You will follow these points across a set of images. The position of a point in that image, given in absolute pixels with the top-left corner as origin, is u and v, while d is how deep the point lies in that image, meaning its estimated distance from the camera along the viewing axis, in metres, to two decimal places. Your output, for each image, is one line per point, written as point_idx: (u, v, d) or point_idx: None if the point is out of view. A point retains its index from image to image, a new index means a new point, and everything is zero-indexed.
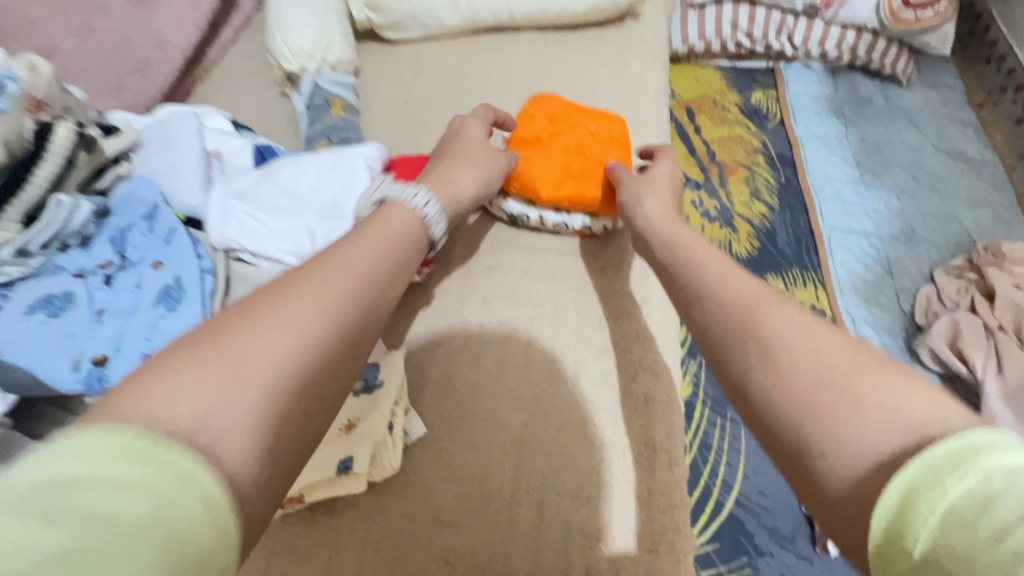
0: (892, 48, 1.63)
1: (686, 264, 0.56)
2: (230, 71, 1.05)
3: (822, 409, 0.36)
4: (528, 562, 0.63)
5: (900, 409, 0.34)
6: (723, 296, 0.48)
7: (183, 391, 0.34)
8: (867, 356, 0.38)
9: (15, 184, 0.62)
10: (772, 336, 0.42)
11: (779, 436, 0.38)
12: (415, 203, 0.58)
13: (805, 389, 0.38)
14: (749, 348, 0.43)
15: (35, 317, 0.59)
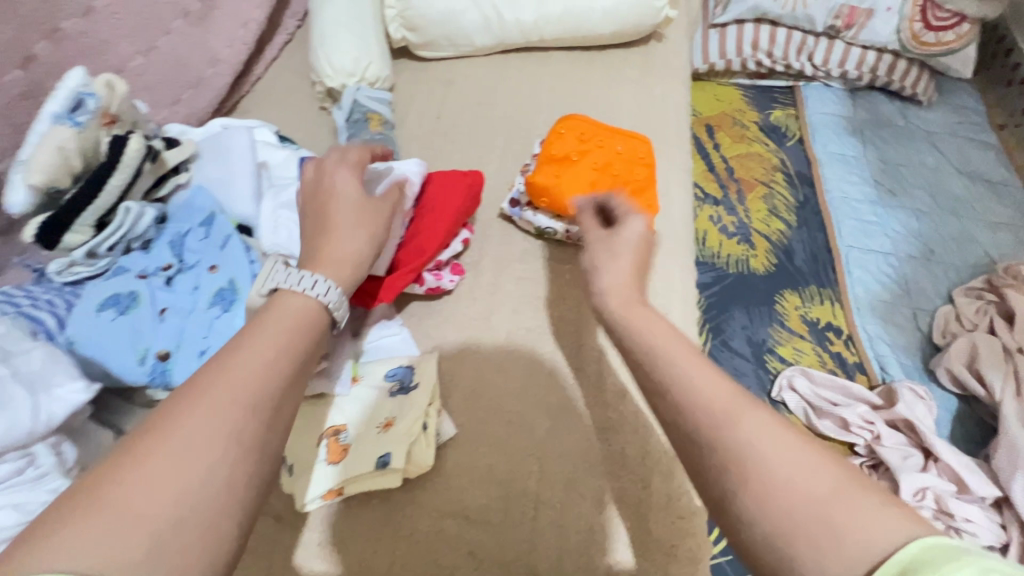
0: (913, 68, 1.66)
1: (638, 344, 0.48)
2: (273, 85, 1.11)
3: (797, 545, 0.34)
4: (552, 559, 0.67)
5: (880, 547, 0.32)
6: (683, 397, 0.42)
7: (100, 529, 0.33)
8: (844, 482, 0.35)
9: (91, 193, 0.67)
10: (745, 458, 0.37)
11: (759, 574, 0.35)
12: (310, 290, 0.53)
13: (785, 530, 0.34)
14: (721, 472, 0.38)
15: (106, 314, 0.64)
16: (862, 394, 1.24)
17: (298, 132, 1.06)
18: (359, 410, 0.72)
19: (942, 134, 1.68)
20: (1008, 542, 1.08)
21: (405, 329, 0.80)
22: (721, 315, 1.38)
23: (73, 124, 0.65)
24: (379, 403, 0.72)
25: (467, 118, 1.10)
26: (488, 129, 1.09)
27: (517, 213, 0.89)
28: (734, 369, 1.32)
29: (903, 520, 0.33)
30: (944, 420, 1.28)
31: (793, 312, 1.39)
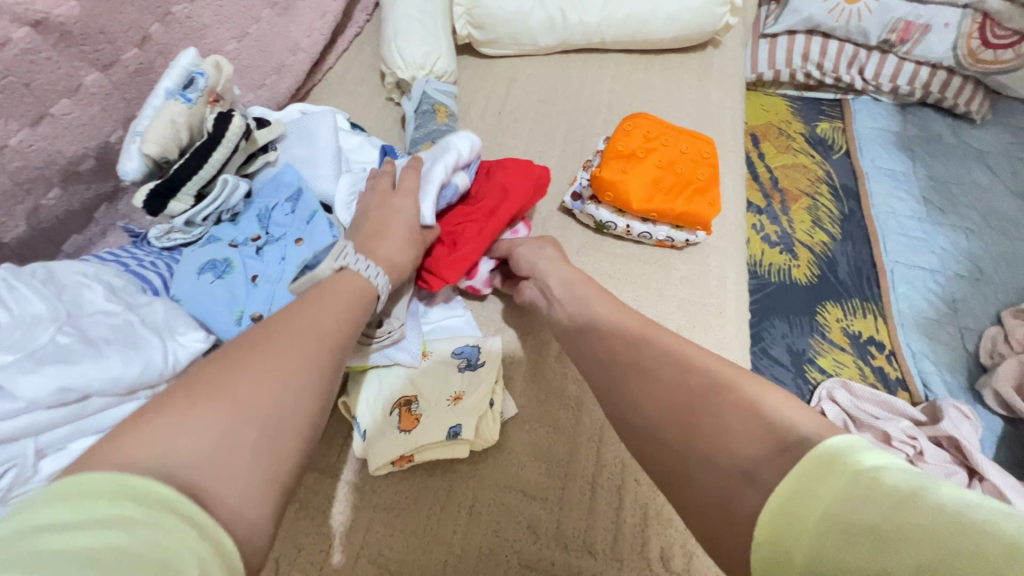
0: (967, 86, 1.64)
1: (584, 305, 0.68)
2: (344, 76, 1.16)
3: (699, 420, 0.50)
4: (608, 539, 0.69)
5: (762, 428, 0.47)
6: (614, 328, 0.63)
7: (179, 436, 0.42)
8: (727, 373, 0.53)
9: (197, 164, 0.71)
10: (650, 366, 0.57)
11: (660, 446, 0.53)
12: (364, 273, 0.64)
13: (685, 407, 0.52)
14: (635, 374, 0.57)
15: (205, 277, 0.69)
16: (903, 408, 1.23)
17: (365, 119, 1.11)
18: (428, 383, 0.74)
19: (995, 154, 1.65)
20: None
21: (468, 312, 0.83)
22: (762, 322, 1.39)
23: (184, 100, 0.70)
24: (445, 375, 0.75)
25: (529, 115, 1.14)
26: (548, 125, 1.12)
27: (579, 206, 0.92)
28: (774, 376, 1.32)
29: (776, 404, 0.49)
30: (989, 441, 1.26)
31: (835, 324, 1.39)
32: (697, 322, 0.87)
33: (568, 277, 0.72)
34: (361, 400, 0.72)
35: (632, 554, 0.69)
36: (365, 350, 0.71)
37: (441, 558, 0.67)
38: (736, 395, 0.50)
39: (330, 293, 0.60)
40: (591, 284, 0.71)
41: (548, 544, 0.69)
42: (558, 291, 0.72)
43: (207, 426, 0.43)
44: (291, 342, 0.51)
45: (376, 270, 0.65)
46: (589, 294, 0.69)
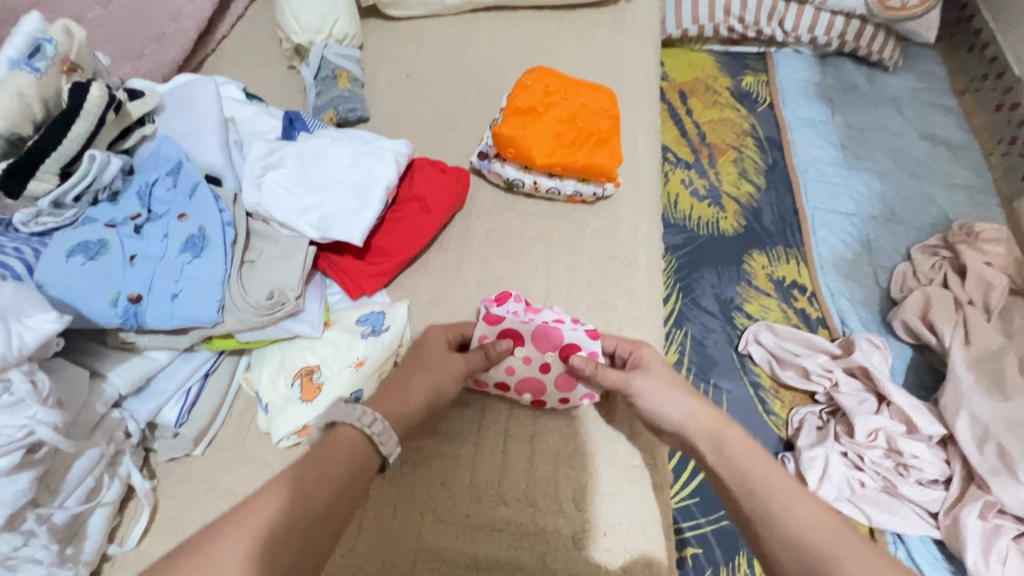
0: (879, 34, 1.70)
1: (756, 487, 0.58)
2: (240, 44, 1.10)
3: None
4: (522, 485, 0.71)
5: None
6: (802, 535, 0.52)
7: None
8: None
9: (54, 137, 0.66)
10: None
11: None
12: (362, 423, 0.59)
13: None
14: None
15: (75, 259, 0.65)
16: (823, 345, 1.28)
17: (266, 88, 1.05)
18: (331, 352, 0.73)
19: (905, 100, 1.72)
20: (952, 475, 1.14)
21: None
22: (691, 275, 1.42)
23: (31, 70, 0.65)
24: (347, 344, 0.73)
25: (439, 77, 1.11)
26: (459, 86, 1.09)
27: (486, 166, 0.91)
28: (703, 326, 1.35)
29: None
30: (899, 369, 1.33)
31: (760, 271, 1.44)
32: (608, 273, 0.88)
33: (715, 438, 0.63)
34: (265, 375, 0.72)
35: (545, 499, 0.71)
36: (262, 323, 0.69)
37: (355, 522, 0.68)
38: None
39: (326, 449, 0.57)
40: (741, 444, 0.62)
41: (462, 498, 0.70)
42: (714, 459, 0.62)
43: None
44: (279, 523, 0.50)
45: (368, 414, 0.59)
46: (751, 461, 0.60)
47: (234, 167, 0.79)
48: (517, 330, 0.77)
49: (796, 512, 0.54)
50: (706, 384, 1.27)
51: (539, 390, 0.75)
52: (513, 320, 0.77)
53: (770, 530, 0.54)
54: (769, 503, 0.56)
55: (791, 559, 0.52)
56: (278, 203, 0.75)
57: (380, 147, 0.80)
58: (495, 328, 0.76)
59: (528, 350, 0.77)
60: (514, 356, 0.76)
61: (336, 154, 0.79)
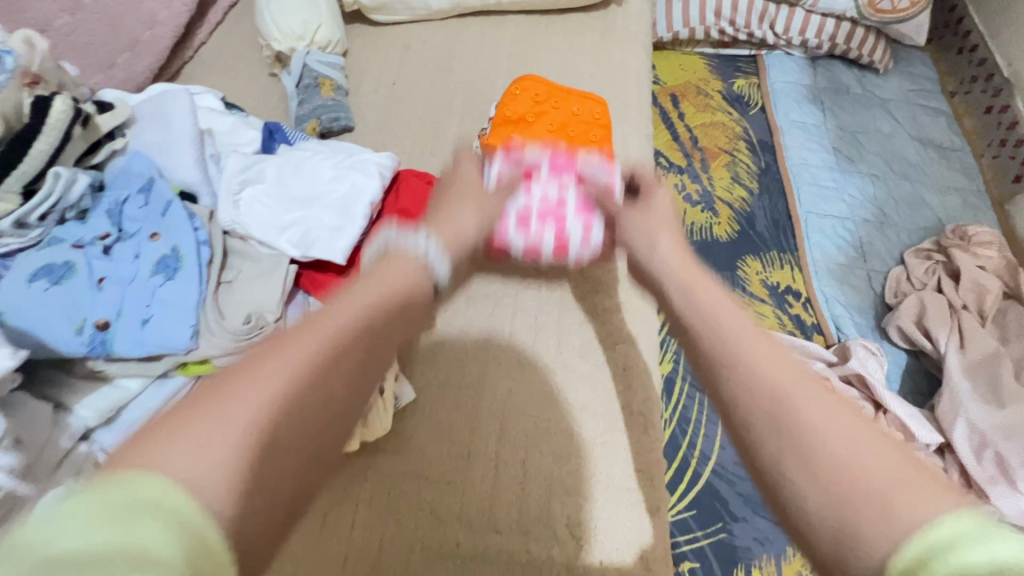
0: (870, 36, 1.69)
1: (703, 317, 0.48)
2: (219, 50, 1.06)
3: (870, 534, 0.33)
4: (513, 513, 0.68)
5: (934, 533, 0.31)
6: (753, 363, 0.43)
7: (172, 458, 0.32)
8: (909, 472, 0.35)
9: (14, 156, 0.63)
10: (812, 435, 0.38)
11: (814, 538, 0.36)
12: (416, 248, 0.54)
13: (857, 499, 0.34)
14: (782, 441, 0.38)
15: (38, 284, 0.61)
16: (818, 352, 1.26)
17: (245, 97, 1.01)
18: None
19: (897, 102, 1.71)
20: None
21: None
22: None
23: None
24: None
25: (426, 84, 1.08)
26: (447, 94, 1.06)
27: None
28: None
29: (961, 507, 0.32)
30: (895, 375, 1.32)
31: (755, 276, 1.42)
32: (601, 287, 0.85)
33: (678, 272, 0.56)
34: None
35: (538, 529, 0.68)
36: (240, 349, 0.65)
37: (340, 555, 0.65)
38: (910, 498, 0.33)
39: (381, 274, 0.51)
40: (713, 304, 0.49)
41: (452, 528, 0.67)
42: (686, 317, 0.50)
43: (281, 401, 0.37)
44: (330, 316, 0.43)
45: (420, 240, 0.54)
46: (731, 323, 0.47)
47: (211, 182, 0.75)
48: (535, 163, 0.76)
49: (753, 344, 0.44)
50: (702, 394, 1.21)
51: (560, 224, 0.75)
52: (533, 153, 0.76)
53: (734, 369, 0.43)
54: (728, 335, 0.45)
55: (751, 398, 0.41)
56: (255, 220, 0.72)
57: (365, 159, 0.77)
58: (513, 155, 0.75)
59: (545, 183, 0.76)
60: (533, 181, 0.75)
61: (319, 167, 0.76)
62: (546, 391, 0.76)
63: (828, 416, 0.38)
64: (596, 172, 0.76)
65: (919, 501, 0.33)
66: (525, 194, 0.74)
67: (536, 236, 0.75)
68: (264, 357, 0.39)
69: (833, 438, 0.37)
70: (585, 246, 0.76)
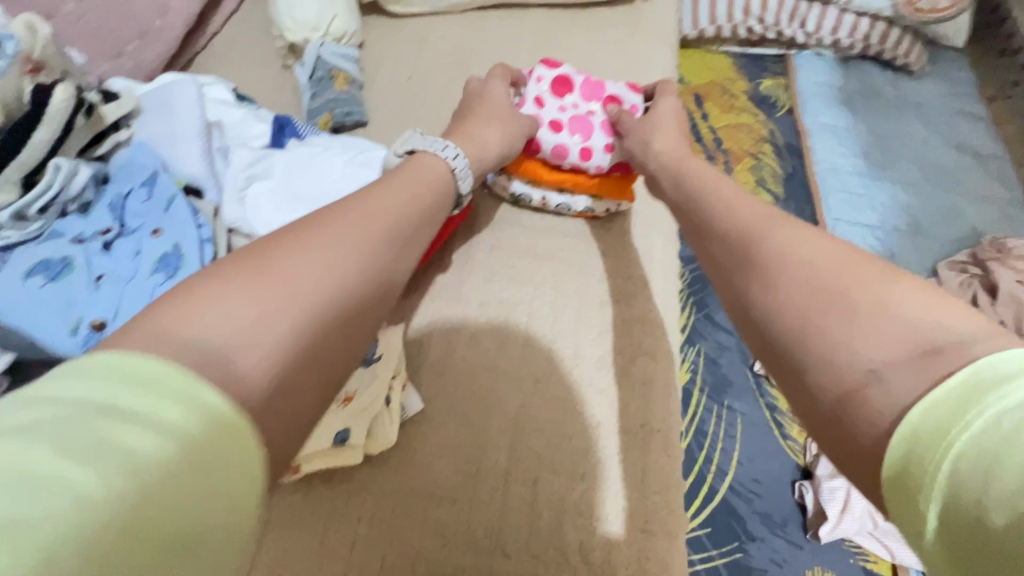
0: (906, 37, 1.61)
1: (691, 195, 0.58)
2: (231, 40, 1.03)
3: (830, 327, 0.35)
4: (522, 536, 0.65)
5: (905, 319, 0.33)
6: (728, 218, 0.50)
7: (213, 316, 0.34)
8: (881, 272, 0.37)
9: (14, 146, 0.61)
10: (777, 257, 0.42)
11: (774, 344, 0.39)
12: (444, 155, 0.62)
13: (816, 303, 0.37)
14: (750, 271, 0.43)
15: (34, 280, 0.58)
16: None
17: (256, 88, 0.98)
18: None
19: (933, 106, 1.63)
20: None
21: None
22: None
23: None
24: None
25: (443, 79, 1.04)
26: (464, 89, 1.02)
27: (491, 178, 0.85)
28: (717, 343, 1.22)
29: (937, 303, 0.33)
30: None
31: None
32: (621, 295, 0.81)
33: (676, 168, 0.66)
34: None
35: (549, 553, 0.64)
36: None
37: (339, 574, 0.62)
38: (882, 296, 0.35)
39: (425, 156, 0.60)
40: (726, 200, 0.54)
41: (457, 549, 0.64)
42: (689, 213, 0.57)
43: (331, 269, 0.40)
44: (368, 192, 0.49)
45: (451, 149, 0.62)
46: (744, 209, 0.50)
47: (217, 177, 0.72)
48: (571, 76, 0.82)
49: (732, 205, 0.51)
50: (721, 406, 1.16)
51: (589, 134, 0.81)
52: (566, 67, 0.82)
53: (713, 231, 0.51)
54: (711, 208, 0.54)
55: (726, 247, 0.48)
56: (262, 219, 0.68)
57: (378, 156, 0.73)
58: (552, 70, 0.81)
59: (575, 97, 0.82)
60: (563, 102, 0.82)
61: (330, 164, 0.72)
62: (560, 407, 0.72)
63: (806, 244, 0.42)
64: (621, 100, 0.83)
65: (886, 298, 0.35)
66: (556, 102, 0.81)
67: (566, 138, 0.80)
68: (303, 229, 0.41)
69: (810, 266, 0.39)
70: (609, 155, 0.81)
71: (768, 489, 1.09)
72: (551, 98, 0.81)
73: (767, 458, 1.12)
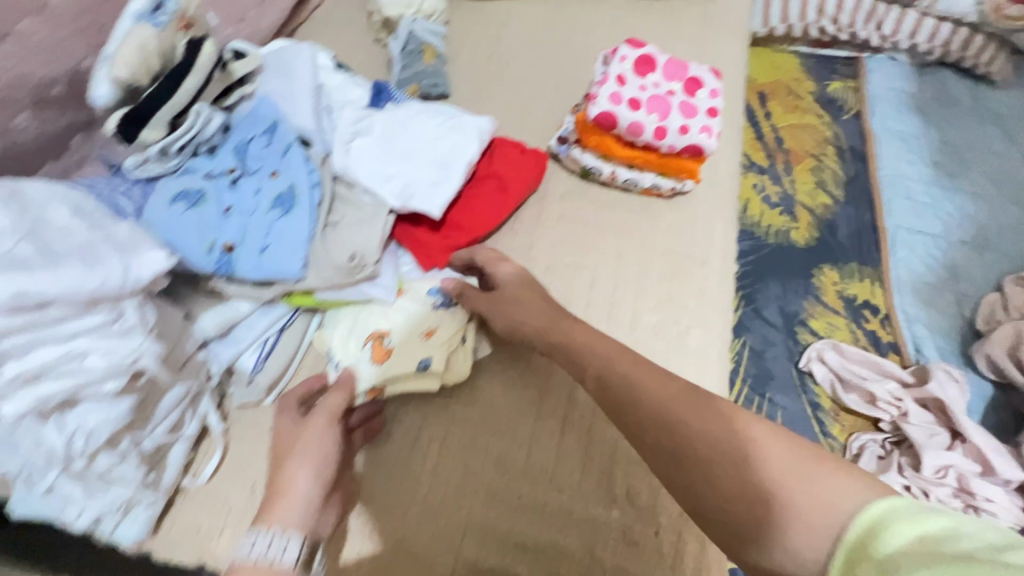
0: (990, 45, 1.57)
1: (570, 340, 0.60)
2: (330, 14, 1.13)
3: (784, 529, 0.43)
4: (575, 475, 0.71)
5: (829, 505, 0.42)
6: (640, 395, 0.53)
7: None
8: (789, 451, 0.47)
9: (168, 91, 0.71)
10: (704, 455, 0.48)
11: (732, 534, 0.45)
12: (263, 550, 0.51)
13: (754, 508, 0.45)
14: (685, 461, 0.49)
15: (177, 206, 0.69)
16: (893, 370, 1.20)
17: (351, 58, 1.07)
18: (403, 319, 0.75)
19: (1013, 118, 1.58)
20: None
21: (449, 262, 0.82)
22: (755, 283, 1.34)
23: (153, 24, 0.69)
24: (418, 312, 0.75)
25: (521, 59, 1.10)
26: (541, 70, 1.08)
27: (564, 150, 0.89)
28: (764, 337, 1.28)
29: (840, 479, 0.44)
30: (977, 407, 1.24)
31: (830, 287, 1.34)
32: (680, 271, 0.85)
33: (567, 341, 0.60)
34: (343, 325, 0.74)
35: (598, 493, 0.70)
36: (342, 283, 0.72)
37: (409, 490, 0.70)
38: (802, 486, 0.44)
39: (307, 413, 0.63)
40: (640, 379, 0.54)
41: (514, 480, 0.70)
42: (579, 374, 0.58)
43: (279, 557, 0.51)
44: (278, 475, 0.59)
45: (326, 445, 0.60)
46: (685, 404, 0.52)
47: (323, 131, 0.81)
48: (654, 57, 0.84)
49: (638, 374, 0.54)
50: (762, 396, 1.21)
51: (665, 112, 0.81)
52: (652, 48, 0.85)
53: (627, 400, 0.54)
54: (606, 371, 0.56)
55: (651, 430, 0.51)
56: (363, 168, 0.77)
57: (466, 121, 0.81)
58: (636, 49, 0.84)
59: (657, 78, 0.83)
60: (645, 80, 0.83)
61: (423, 123, 0.80)
62: None
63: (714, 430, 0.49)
64: (701, 85, 0.85)
65: (820, 499, 0.43)
66: (638, 78, 0.82)
67: (642, 116, 0.81)
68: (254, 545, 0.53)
69: (756, 481, 0.45)
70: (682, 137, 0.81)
71: None
72: (634, 76, 0.82)
73: None
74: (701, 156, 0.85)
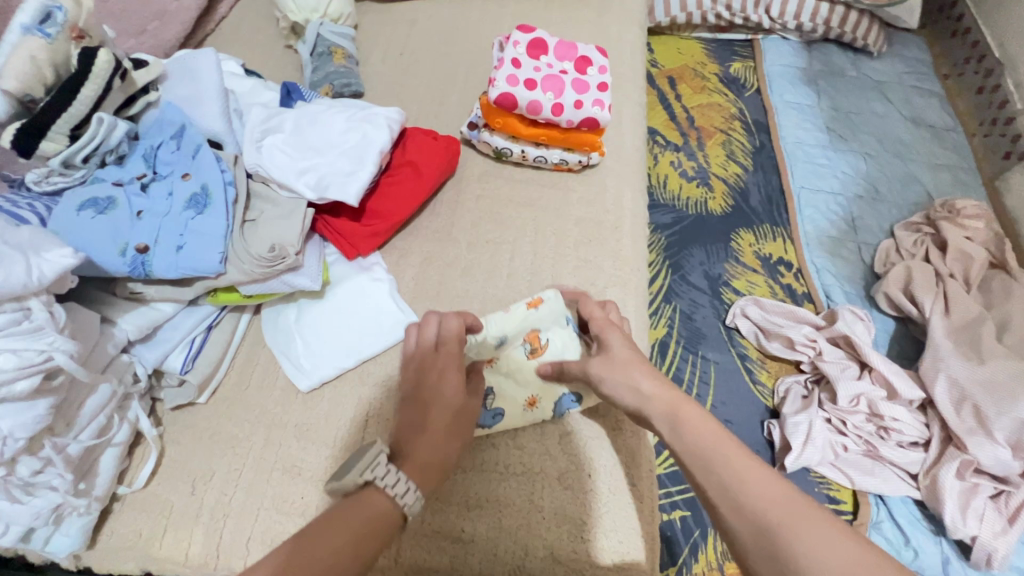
0: (862, 20, 1.74)
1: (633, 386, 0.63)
2: (240, 25, 1.14)
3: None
4: (510, 435, 0.75)
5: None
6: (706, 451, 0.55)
7: None
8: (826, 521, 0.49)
9: (65, 100, 0.71)
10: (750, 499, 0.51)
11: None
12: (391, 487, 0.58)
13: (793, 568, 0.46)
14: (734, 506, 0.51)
15: (86, 213, 0.69)
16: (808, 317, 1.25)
17: (262, 66, 1.09)
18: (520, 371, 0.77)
19: (891, 84, 1.74)
20: (930, 437, 1.11)
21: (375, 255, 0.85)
22: (679, 252, 1.39)
23: (42, 35, 0.70)
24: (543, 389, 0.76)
25: (431, 56, 1.14)
26: (453, 65, 1.13)
27: (475, 135, 0.95)
28: (692, 301, 1.32)
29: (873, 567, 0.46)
30: (882, 340, 1.30)
31: (747, 248, 1.42)
32: (594, 237, 0.91)
33: (668, 412, 0.60)
34: (555, 339, 0.78)
35: (532, 443, 0.75)
36: (263, 275, 0.73)
37: None
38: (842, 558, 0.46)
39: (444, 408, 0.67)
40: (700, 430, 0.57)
41: None
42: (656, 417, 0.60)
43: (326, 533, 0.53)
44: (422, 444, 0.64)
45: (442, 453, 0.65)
46: (728, 463, 0.54)
47: (234, 134, 0.83)
48: (545, 41, 0.92)
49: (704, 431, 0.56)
50: (694, 355, 1.25)
51: (560, 89, 0.87)
52: (543, 33, 0.92)
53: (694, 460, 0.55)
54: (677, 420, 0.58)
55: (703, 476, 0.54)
56: (277, 164, 0.79)
57: (375, 113, 0.84)
58: (527, 34, 0.91)
59: (550, 59, 0.90)
60: (539, 61, 0.90)
61: (335, 120, 0.83)
62: None
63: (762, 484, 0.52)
64: (591, 63, 0.92)
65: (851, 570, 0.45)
66: (533, 60, 0.89)
67: (539, 94, 0.86)
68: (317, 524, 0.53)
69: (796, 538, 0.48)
70: (578, 110, 0.87)
71: (740, 428, 1.17)
72: (528, 58, 0.89)
73: (738, 402, 1.20)
74: (599, 128, 0.91)
